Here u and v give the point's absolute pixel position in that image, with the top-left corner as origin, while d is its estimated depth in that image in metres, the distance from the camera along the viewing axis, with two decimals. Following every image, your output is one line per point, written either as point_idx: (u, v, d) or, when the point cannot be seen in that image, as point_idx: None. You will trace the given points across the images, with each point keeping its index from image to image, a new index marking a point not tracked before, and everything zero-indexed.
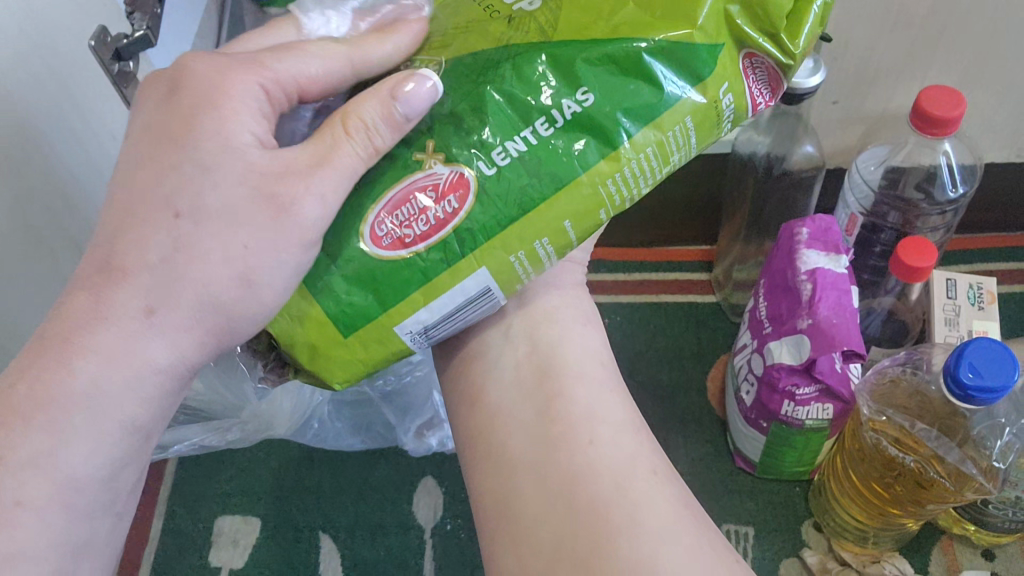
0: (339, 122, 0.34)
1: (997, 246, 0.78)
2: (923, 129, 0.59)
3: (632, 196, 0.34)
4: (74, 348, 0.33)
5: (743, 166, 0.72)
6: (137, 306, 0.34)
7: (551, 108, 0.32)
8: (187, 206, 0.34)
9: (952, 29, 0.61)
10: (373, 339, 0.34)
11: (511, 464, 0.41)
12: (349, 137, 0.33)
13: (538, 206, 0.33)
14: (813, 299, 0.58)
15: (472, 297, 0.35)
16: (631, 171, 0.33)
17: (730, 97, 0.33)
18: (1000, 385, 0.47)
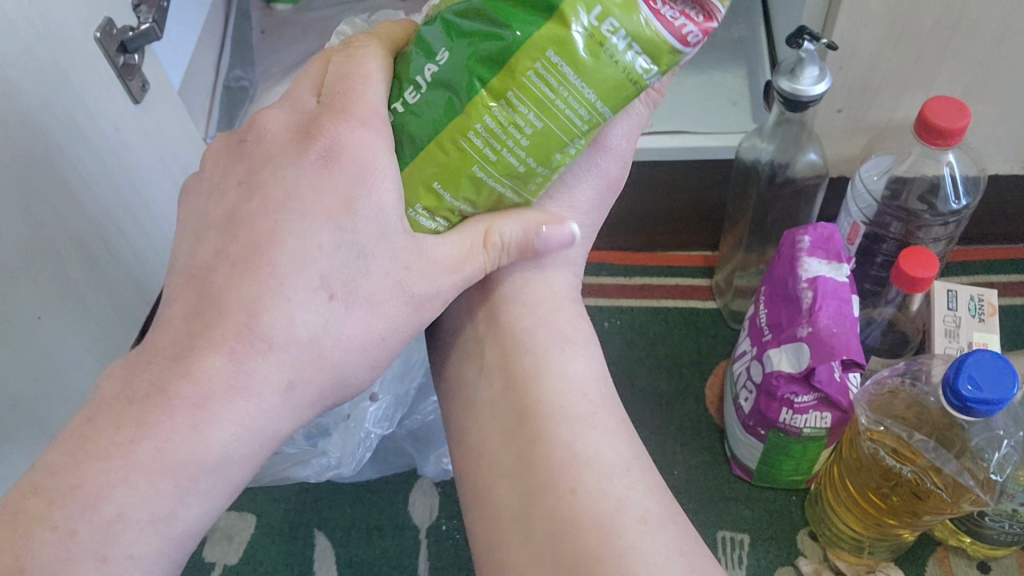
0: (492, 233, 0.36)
1: (999, 258, 0.79)
2: (928, 139, 0.59)
3: (514, 148, 0.32)
4: (208, 413, 0.33)
5: (747, 174, 0.72)
6: (281, 380, 0.34)
7: (419, 74, 0.34)
8: (327, 281, 0.34)
9: (959, 39, 0.60)
10: None
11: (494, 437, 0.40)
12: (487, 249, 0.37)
13: (405, 168, 0.34)
14: (813, 307, 0.58)
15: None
16: (494, 121, 0.32)
17: (603, 23, 0.30)
18: (999, 397, 0.47)
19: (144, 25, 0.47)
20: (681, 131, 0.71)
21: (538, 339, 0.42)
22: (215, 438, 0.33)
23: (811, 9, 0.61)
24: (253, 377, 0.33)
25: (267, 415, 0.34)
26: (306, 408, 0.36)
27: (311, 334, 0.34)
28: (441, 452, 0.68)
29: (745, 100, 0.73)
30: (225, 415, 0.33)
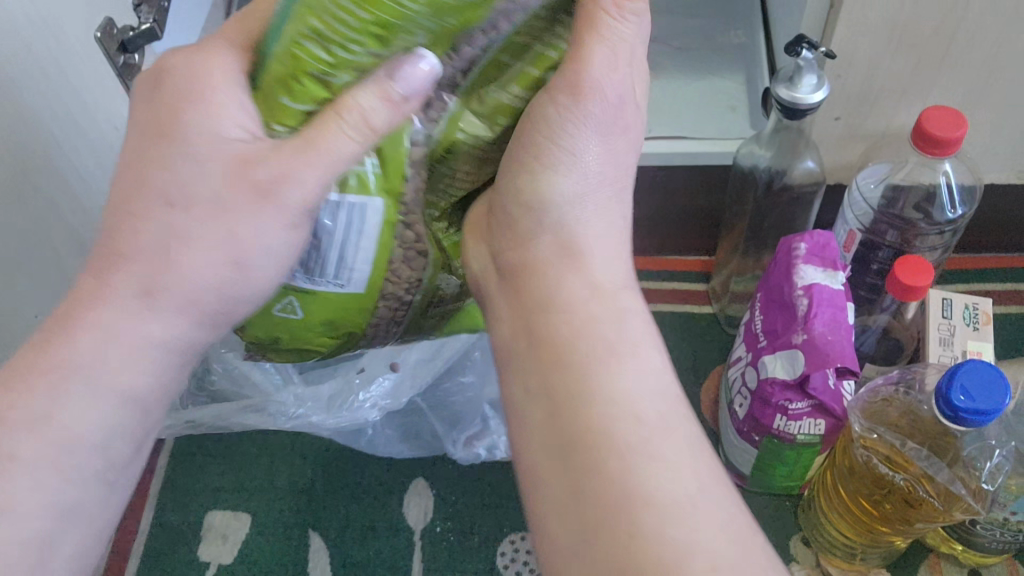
0: (354, 118, 0.35)
1: (994, 266, 0.79)
2: (925, 148, 0.60)
3: (352, 48, 0.35)
4: (76, 323, 0.36)
5: (745, 180, 0.72)
6: (136, 288, 0.36)
7: None
8: (170, 192, 0.36)
9: (957, 49, 0.61)
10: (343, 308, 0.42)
11: (522, 356, 0.37)
12: (357, 138, 0.35)
13: (262, 78, 0.36)
14: (808, 315, 0.58)
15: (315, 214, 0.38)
16: (324, 17, 0.34)
17: None
18: (991, 408, 0.47)
19: (144, 25, 0.46)
20: (679, 136, 0.71)
21: (561, 292, 0.38)
22: (84, 343, 0.36)
23: (810, 18, 0.62)
24: (109, 290, 0.36)
25: (135, 322, 0.37)
26: (179, 318, 0.38)
27: (161, 243, 0.36)
28: (472, 436, 0.68)
29: (743, 106, 0.73)
30: (90, 324, 0.36)
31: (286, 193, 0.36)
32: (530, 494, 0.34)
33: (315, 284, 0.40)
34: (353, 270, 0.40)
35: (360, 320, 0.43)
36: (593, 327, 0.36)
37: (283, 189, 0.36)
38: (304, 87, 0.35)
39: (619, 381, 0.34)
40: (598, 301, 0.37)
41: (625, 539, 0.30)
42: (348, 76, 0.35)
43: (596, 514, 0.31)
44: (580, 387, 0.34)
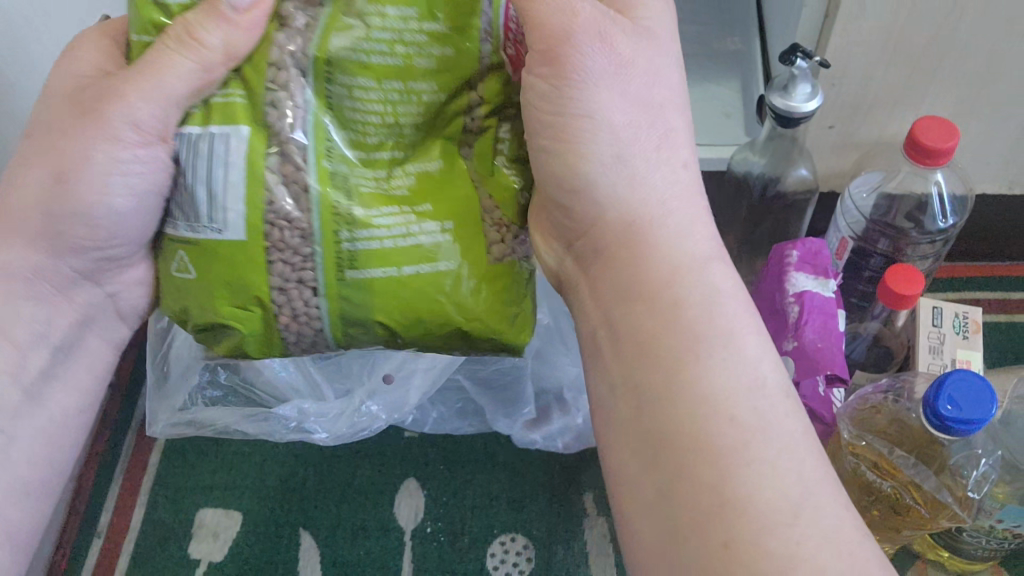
0: (178, 30, 0.39)
1: (985, 275, 0.80)
2: (917, 159, 0.60)
3: None
4: None
5: (738, 188, 0.72)
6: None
7: None
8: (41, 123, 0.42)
9: (950, 61, 0.61)
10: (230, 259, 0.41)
11: (607, 353, 0.39)
12: (175, 46, 0.39)
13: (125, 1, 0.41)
14: (799, 322, 0.59)
15: (188, 150, 0.40)
16: None
17: None
18: (978, 418, 0.48)
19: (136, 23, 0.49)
20: None
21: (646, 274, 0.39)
22: None
23: (804, 28, 0.62)
24: None
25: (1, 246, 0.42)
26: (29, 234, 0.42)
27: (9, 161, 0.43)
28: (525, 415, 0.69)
29: (738, 113, 0.73)
30: None
31: (106, 109, 0.40)
32: (621, 484, 0.36)
33: (198, 233, 0.41)
34: (225, 209, 0.40)
35: (259, 281, 0.41)
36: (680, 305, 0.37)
37: (104, 108, 0.40)
38: (146, 13, 0.40)
39: (719, 373, 0.35)
40: (684, 279, 0.38)
41: (719, 550, 0.31)
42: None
43: (687, 516, 0.33)
44: (673, 374, 0.35)
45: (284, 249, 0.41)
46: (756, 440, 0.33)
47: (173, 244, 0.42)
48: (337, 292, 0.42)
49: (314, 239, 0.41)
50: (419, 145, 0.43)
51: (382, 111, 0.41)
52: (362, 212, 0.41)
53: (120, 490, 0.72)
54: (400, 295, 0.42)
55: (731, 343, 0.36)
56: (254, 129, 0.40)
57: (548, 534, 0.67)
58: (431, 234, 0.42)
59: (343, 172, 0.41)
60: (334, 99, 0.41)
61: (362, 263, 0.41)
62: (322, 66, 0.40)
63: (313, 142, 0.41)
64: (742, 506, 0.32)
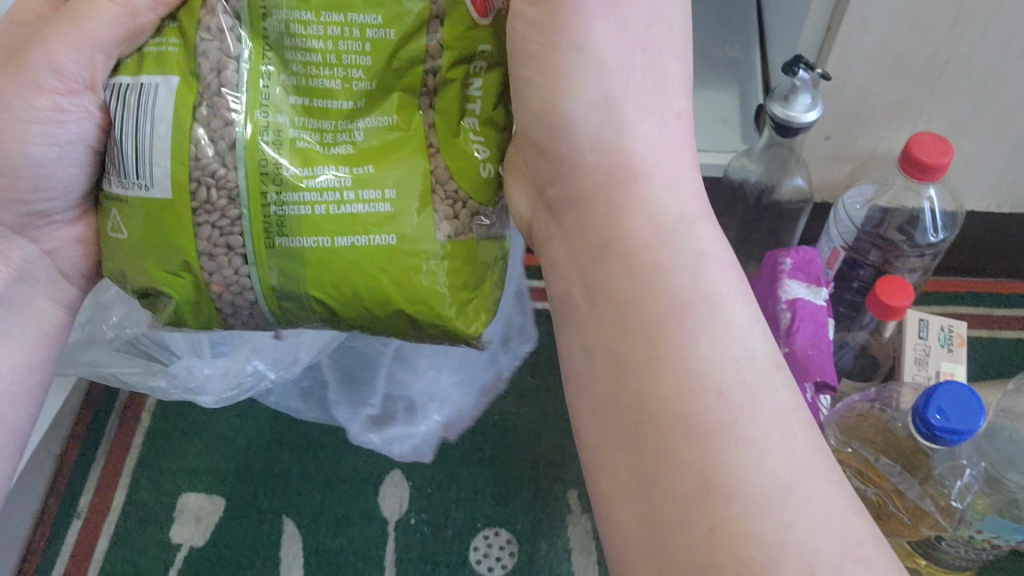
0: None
1: (970, 290, 0.81)
2: (912, 173, 0.61)
3: None
4: None
5: (733, 194, 0.73)
6: None
7: None
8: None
9: (947, 78, 0.62)
10: (161, 216, 0.40)
11: (580, 310, 0.37)
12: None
13: None
14: (791, 328, 0.59)
15: (119, 102, 0.40)
16: None
17: None
18: (966, 428, 0.49)
19: None
20: None
21: (620, 229, 0.36)
22: None
23: (806, 38, 0.63)
24: None
25: None
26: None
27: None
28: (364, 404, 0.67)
29: (736, 119, 0.74)
30: None
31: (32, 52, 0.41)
32: (600, 463, 0.33)
33: (127, 190, 0.40)
34: (150, 167, 0.39)
35: (187, 243, 0.40)
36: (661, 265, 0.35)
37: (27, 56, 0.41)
38: None
39: (699, 344, 0.32)
40: (667, 236, 0.35)
41: (705, 535, 0.29)
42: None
43: (672, 497, 0.30)
44: (657, 346, 0.33)
45: (211, 210, 0.40)
46: (743, 414, 0.31)
47: (107, 203, 0.42)
48: (268, 260, 0.41)
49: (241, 200, 0.40)
50: (370, 97, 0.41)
51: (322, 49, 0.40)
52: (293, 173, 0.40)
53: (102, 470, 0.71)
54: (333, 265, 0.41)
55: (712, 305, 0.34)
56: (184, 79, 0.39)
57: (532, 530, 0.68)
58: (369, 201, 0.41)
59: (278, 124, 0.40)
60: (273, 37, 0.40)
61: (293, 230, 0.40)
62: (257, 2, 0.39)
63: (248, 96, 0.40)
64: (726, 487, 0.29)
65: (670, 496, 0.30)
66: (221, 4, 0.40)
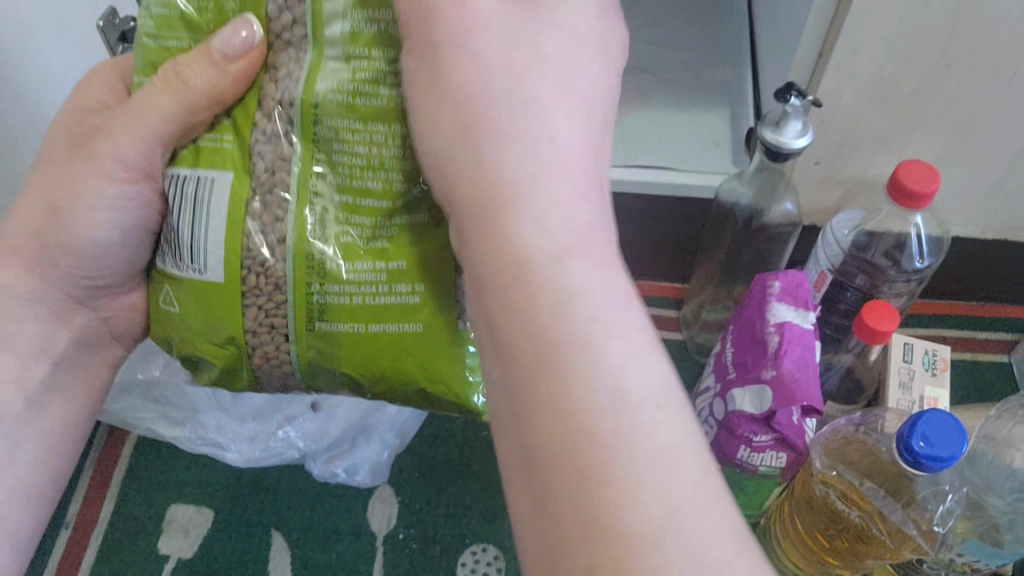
0: (167, 73, 0.40)
1: (954, 314, 0.83)
2: (900, 201, 0.62)
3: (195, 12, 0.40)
4: None
5: (723, 216, 0.74)
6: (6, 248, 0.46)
7: None
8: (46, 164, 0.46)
9: (934, 109, 0.64)
10: (211, 295, 0.42)
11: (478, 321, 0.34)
12: (163, 89, 0.41)
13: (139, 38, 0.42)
14: (778, 351, 0.59)
15: (175, 193, 0.42)
16: None
17: None
18: (948, 455, 0.50)
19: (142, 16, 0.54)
20: (659, 167, 0.73)
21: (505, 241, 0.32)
22: None
23: (798, 67, 0.64)
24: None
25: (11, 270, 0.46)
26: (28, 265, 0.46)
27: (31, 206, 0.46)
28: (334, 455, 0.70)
29: (726, 143, 0.75)
30: None
31: (99, 146, 0.44)
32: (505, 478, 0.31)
33: (180, 270, 0.43)
34: (203, 256, 0.41)
35: (234, 323, 0.42)
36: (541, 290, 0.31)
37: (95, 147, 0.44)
38: (148, 55, 0.42)
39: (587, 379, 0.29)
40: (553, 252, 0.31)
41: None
42: (185, 43, 0.41)
43: (557, 529, 0.28)
44: (541, 373, 0.29)
45: (260, 294, 0.42)
46: (625, 454, 0.28)
47: (161, 279, 0.44)
48: (307, 341, 0.43)
49: (286, 288, 0.42)
50: (407, 199, 0.41)
51: (367, 153, 0.40)
52: (335, 266, 0.41)
53: (91, 480, 0.71)
54: (365, 349, 0.43)
55: (601, 336, 0.30)
56: (237, 175, 0.41)
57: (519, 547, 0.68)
58: (402, 294, 0.42)
59: (323, 218, 0.41)
60: (322, 140, 0.40)
61: (332, 317, 0.42)
62: (309, 110, 0.39)
63: (297, 196, 0.41)
64: (602, 525, 0.27)
65: (554, 530, 0.28)
66: (277, 109, 0.40)
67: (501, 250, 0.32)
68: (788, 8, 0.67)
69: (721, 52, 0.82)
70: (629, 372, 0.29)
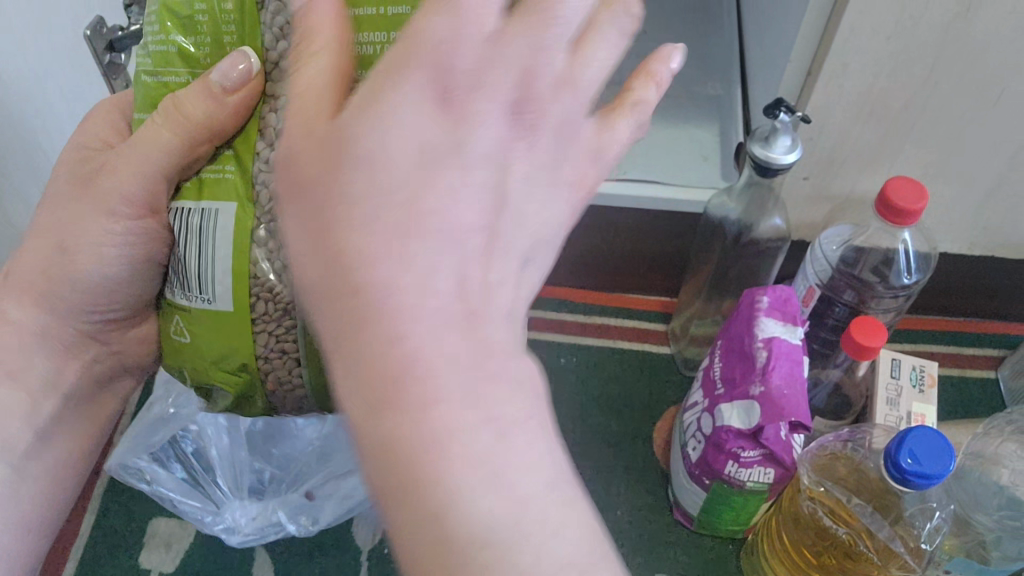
0: (167, 108, 0.40)
1: (942, 330, 0.83)
2: (887, 217, 0.62)
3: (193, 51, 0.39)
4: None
5: (712, 231, 0.74)
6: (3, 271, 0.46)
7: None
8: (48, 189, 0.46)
9: (922, 126, 0.64)
10: (220, 325, 0.41)
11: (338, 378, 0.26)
12: (165, 126, 0.40)
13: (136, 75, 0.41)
14: (767, 366, 0.59)
15: (180, 226, 0.41)
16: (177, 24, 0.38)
17: None
18: (937, 473, 0.50)
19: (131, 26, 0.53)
20: (649, 181, 0.73)
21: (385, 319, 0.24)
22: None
23: (787, 83, 0.64)
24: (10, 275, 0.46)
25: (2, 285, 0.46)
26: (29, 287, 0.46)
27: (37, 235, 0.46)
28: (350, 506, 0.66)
29: (716, 158, 0.75)
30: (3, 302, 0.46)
31: (104, 184, 0.44)
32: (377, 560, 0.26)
33: (188, 301, 0.41)
34: (210, 287, 0.40)
35: (246, 351, 0.41)
36: (380, 426, 0.24)
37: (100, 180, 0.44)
38: (147, 96, 0.41)
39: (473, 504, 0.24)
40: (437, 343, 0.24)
41: None
42: (184, 78, 0.40)
43: None
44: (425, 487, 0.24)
45: (268, 320, 0.40)
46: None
47: (170, 309, 0.43)
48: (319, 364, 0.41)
49: (295, 312, 0.40)
50: None
51: None
52: None
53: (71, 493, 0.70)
54: None
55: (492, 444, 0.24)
56: (240, 205, 0.39)
57: None
58: None
59: None
60: None
61: None
62: None
63: None
64: None
65: None
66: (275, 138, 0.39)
67: (344, 387, 0.25)
68: (777, 25, 0.67)
69: (710, 67, 0.82)
70: (494, 476, 0.24)
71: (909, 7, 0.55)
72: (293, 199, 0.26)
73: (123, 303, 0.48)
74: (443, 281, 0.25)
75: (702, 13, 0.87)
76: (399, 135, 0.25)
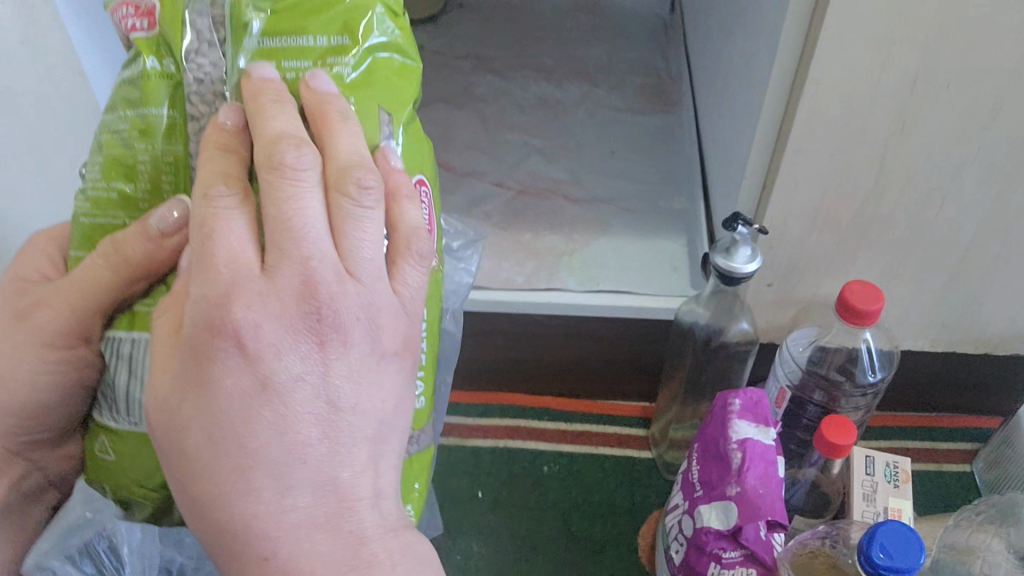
0: (107, 249, 0.39)
1: (913, 426, 0.87)
2: (847, 318, 0.65)
3: (129, 191, 0.41)
4: None
5: (683, 337, 0.77)
6: None
7: (88, 161, 0.42)
8: None
9: (873, 234, 0.68)
10: (122, 455, 0.43)
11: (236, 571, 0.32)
12: (105, 264, 0.39)
13: (80, 231, 0.42)
14: (742, 467, 0.61)
15: (111, 356, 0.42)
16: (122, 168, 0.40)
17: (341, 69, 0.39)
18: (908, 566, 0.51)
19: None
20: (624, 291, 0.76)
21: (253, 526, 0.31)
22: None
23: (743, 198, 0.69)
24: None
25: None
26: None
27: None
28: None
29: (684, 267, 0.79)
30: None
31: (38, 317, 0.42)
32: None
33: (119, 422, 0.43)
34: (134, 405, 0.42)
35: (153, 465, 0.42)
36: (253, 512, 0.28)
37: (28, 300, 0.44)
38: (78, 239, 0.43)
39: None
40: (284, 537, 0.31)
41: None
42: (120, 222, 0.41)
43: None
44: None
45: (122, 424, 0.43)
46: None
47: (98, 427, 0.44)
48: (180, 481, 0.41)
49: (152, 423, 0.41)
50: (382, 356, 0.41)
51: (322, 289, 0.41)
52: None
53: None
54: None
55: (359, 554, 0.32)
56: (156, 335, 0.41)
57: None
58: None
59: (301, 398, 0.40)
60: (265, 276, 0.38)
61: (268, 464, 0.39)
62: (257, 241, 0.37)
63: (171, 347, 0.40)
64: None
65: None
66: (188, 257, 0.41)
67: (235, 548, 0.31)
68: (732, 146, 0.73)
69: (674, 184, 0.87)
70: None
71: (849, 127, 0.60)
72: (169, 466, 0.32)
73: (53, 427, 0.46)
74: (299, 495, 0.31)
75: (665, 136, 0.93)
76: (219, 396, 0.31)
